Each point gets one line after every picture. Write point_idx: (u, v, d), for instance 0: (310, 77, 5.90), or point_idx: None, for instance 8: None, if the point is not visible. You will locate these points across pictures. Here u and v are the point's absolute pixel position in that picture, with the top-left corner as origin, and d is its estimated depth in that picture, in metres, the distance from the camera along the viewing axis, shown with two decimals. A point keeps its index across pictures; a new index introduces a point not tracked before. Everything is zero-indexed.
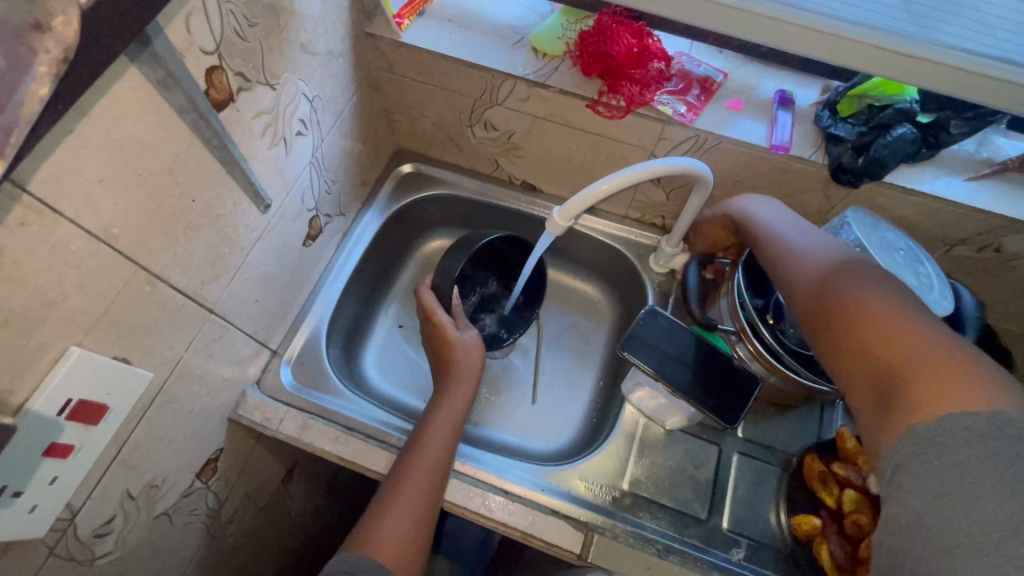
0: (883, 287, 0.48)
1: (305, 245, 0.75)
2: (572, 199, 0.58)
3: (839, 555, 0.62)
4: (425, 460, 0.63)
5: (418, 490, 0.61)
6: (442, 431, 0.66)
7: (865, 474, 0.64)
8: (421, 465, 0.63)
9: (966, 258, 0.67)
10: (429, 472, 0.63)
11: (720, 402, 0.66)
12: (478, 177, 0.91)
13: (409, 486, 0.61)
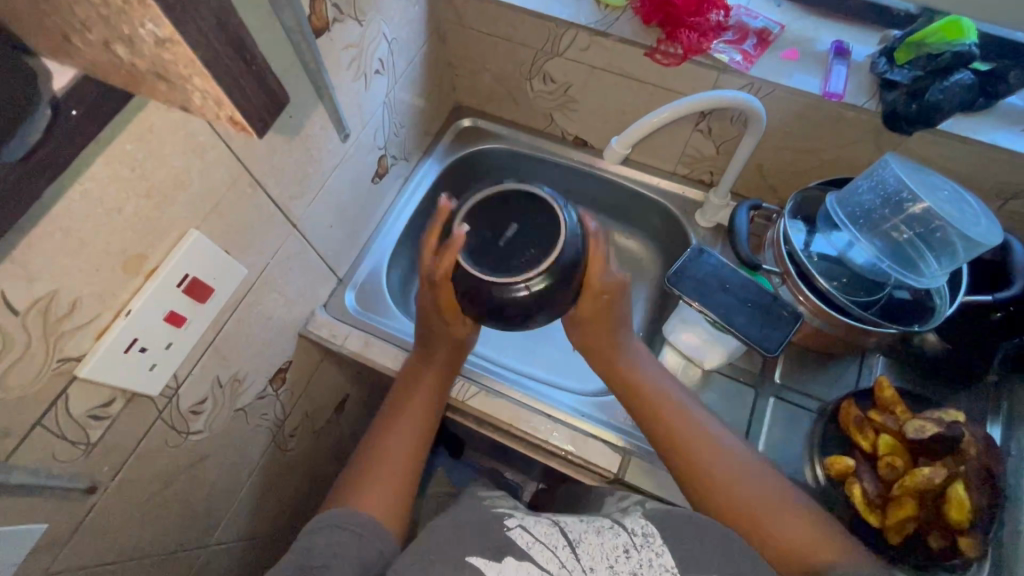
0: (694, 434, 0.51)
1: (373, 181, 0.81)
2: (630, 130, 0.65)
3: (872, 492, 0.65)
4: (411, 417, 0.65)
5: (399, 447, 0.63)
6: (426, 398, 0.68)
7: (901, 421, 0.68)
8: (407, 422, 0.65)
9: (1020, 213, 0.67)
10: (406, 443, 0.63)
11: (763, 333, 0.66)
12: (532, 132, 0.96)
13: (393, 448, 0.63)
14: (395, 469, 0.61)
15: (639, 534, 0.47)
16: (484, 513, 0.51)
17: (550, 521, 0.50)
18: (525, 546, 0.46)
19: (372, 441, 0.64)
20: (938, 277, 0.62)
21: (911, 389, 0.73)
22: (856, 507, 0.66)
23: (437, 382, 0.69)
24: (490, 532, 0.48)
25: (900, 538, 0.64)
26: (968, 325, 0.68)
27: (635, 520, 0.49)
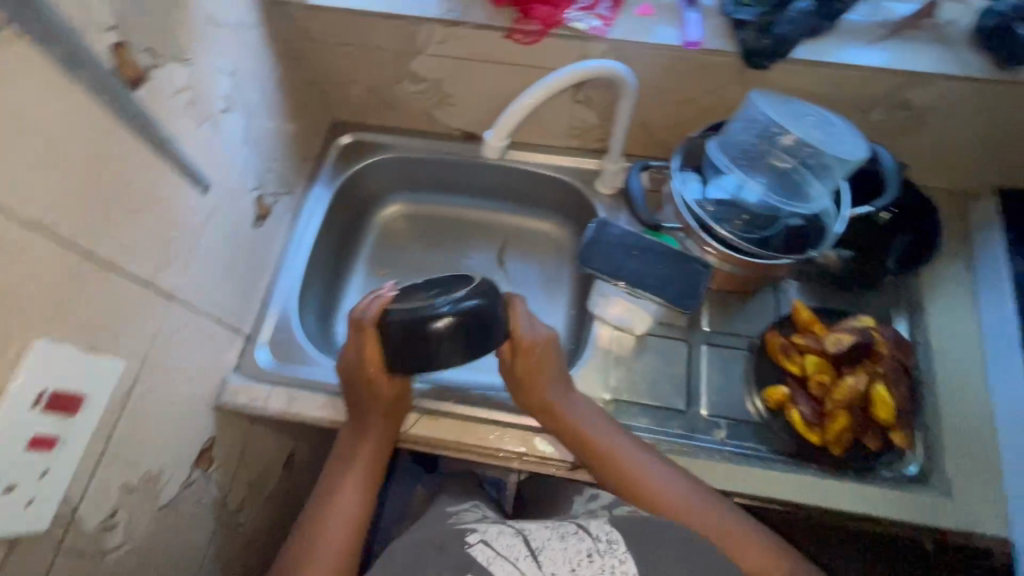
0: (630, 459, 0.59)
1: (255, 225, 0.75)
2: (503, 117, 0.62)
3: (809, 413, 0.69)
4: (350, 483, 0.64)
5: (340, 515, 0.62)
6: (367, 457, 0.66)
7: (822, 339, 0.72)
8: (345, 488, 0.64)
9: (882, 121, 0.72)
10: (343, 520, 0.62)
11: (679, 292, 0.67)
12: (418, 135, 0.92)
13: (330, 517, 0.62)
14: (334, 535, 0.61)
15: (601, 540, 0.50)
16: (446, 531, 0.52)
17: (513, 531, 0.51)
18: (485, 562, 0.48)
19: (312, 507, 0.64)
20: (820, 198, 0.66)
21: (825, 305, 0.77)
22: (798, 430, 0.69)
23: (376, 451, 0.66)
24: (450, 549, 0.49)
25: (843, 447, 0.68)
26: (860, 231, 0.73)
27: (596, 527, 0.51)
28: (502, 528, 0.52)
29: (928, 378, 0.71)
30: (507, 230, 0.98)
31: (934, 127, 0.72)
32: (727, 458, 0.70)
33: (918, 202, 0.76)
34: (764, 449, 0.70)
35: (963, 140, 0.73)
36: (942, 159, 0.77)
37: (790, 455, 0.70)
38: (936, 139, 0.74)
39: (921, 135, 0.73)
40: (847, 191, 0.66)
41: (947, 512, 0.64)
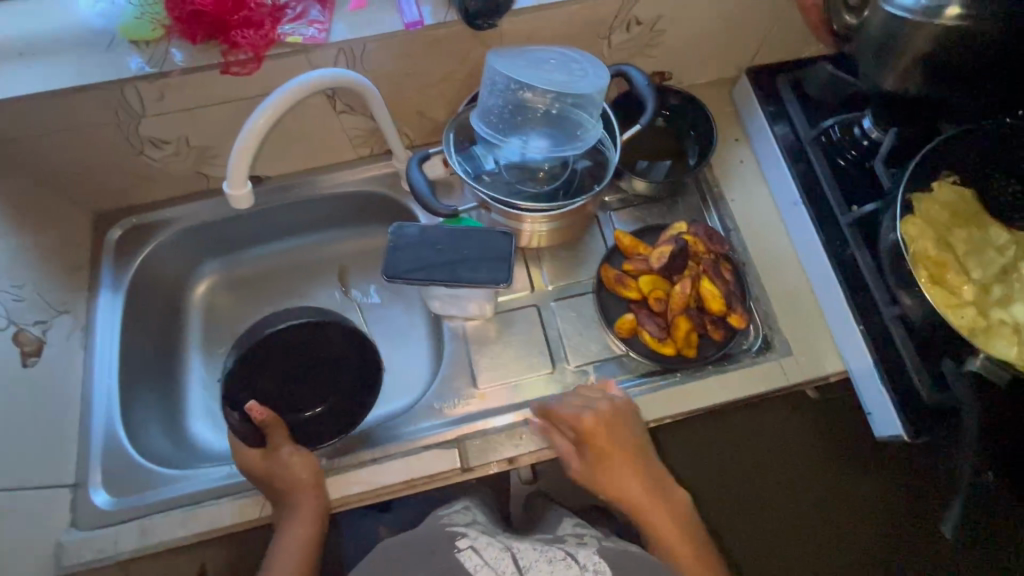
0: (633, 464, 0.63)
1: (25, 364, 0.67)
2: (235, 154, 0.56)
3: (656, 329, 0.72)
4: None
5: None
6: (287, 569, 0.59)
7: (647, 258, 0.75)
8: None
9: (624, 42, 0.75)
10: None
11: (491, 270, 0.63)
12: (200, 197, 0.84)
13: None
14: None
15: (589, 571, 0.42)
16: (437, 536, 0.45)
17: (503, 547, 0.44)
18: (473, 571, 0.41)
19: None
20: (592, 132, 0.67)
21: (643, 225, 0.81)
22: (652, 348, 0.73)
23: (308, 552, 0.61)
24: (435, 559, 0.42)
25: (694, 349, 0.72)
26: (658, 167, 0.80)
27: (587, 554, 0.44)
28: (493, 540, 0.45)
29: (743, 258, 0.78)
30: (342, 258, 0.93)
31: (671, 33, 0.76)
32: None
33: (681, 103, 0.81)
34: (631, 377, 0.73)
35: (700, 36, 0.78)
36: (693, 59, 0.82)
37: (655, 373, 0.73)
38: (678, 42, 0.78)
39: (664, 43, 0.77)
40: (610, 115, 0.69)
41: (792, 367, 0.71)
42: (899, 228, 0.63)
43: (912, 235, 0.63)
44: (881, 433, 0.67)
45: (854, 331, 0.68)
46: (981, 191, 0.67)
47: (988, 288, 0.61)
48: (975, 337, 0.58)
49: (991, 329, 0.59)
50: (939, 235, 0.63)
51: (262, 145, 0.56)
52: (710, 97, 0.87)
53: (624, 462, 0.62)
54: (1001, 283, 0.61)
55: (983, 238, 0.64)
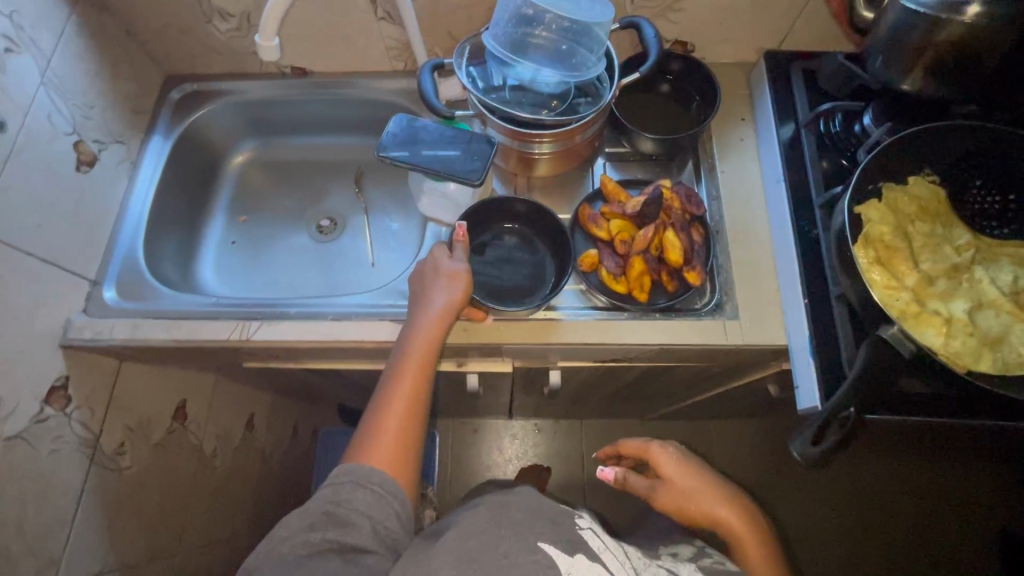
0: (699, 474, 0.76)
1: (79, 171, 0.78)
2: (265, 19, 0.68)
3: (614, 268, 0.77)
4: (407, 380, 0.65)
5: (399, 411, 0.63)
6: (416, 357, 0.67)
7: (625, 204, 0.80)
8: (405, 381, 0.65)
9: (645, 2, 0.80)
10: (402, 398, 0.64)
11: (467, 170, 0.73)
12: (254, 79, 0.96)
13: (391, 410, 0.63)
14: (398, 417, 0.63)
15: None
16: (556, 508, 0.58)
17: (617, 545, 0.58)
18: (596, 549, 0.54)
19: (379, 397, 0.65)
20: (593, 67, 0.73)
21: (631, 179, 0.86)
22: (607, 285, 0.77)
23: (427, 350, 0.67)
24: (565, 526, 0.55)
25: (646, 293, 0.76)
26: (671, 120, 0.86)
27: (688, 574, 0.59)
28: (609, 536, 0.58)
29: (717, 227, 0.81)
30: (364, 164, 1.03)
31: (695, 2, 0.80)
32: (548, 316, 0.77)
33: (684, 69, 0.86)
34: (583, 307, 0.78)
35: (724, 12, 0.82)
36: (713, 35, 0.86)
37: (605, 308, 0.78)
38: (701, 14, 0.82)
39: (686, 11, 0.82)
40: (613, 58, 0.76)
41: (734, 329, 0.74)
42: (857, 207, 0.65)
43: (870, 217, 0.65)
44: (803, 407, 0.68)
45: (800, 304, 0.70)
46: (954, 196, 0.68)
47: (931, 278, 0.63)
48: (901, 318, 0.60)
49: (922, 315, 0.60)
50: (897, 223, 0.65)
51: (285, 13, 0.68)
52: (728, 78, 0.90)
53: (696, 474, 0.76)
54: (946, 277, 0.63)
55: (943, 234, 0.65)
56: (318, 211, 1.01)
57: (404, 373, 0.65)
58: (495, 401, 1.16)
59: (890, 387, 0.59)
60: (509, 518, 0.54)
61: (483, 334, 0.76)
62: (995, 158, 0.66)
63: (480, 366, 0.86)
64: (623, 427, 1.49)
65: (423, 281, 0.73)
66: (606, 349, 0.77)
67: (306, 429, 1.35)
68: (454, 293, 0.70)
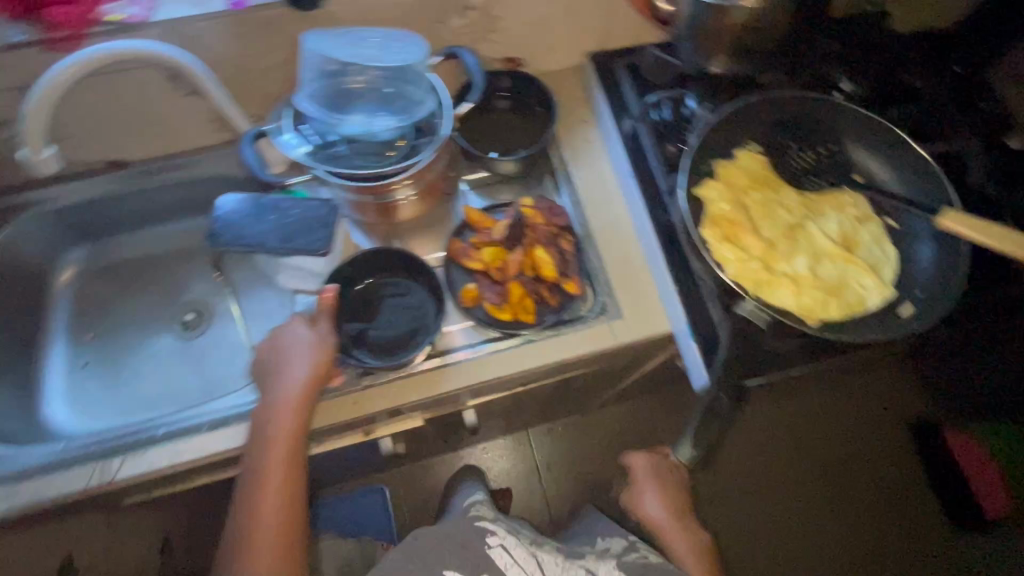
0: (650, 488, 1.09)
1: None
2: (29, 115, 0.62)
3: (495, 298, 0.76)
4: (274, 473, 0.64)
5: (274, 503, 0.64)
6: (280, 445, 0.65)
7: (490, 231, 0.80)
8: (273, 474, 0.64)
9: (463, 27, 0.78)
10: (274, 489, 0.64)
11: (308, 238, 0.69)
12: (64, 182, 0.86)
13: (265, 503, 0.64)
14: (273, 507, 0.64)
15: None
16: (468, 531, 0.72)
17: (528, 549, 0.72)
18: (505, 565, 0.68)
19: (248, 492, 0.65)
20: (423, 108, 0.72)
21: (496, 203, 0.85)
22: (493, 316, 0.76)
23: (291, 438, 0.65)
24: (473, 546, 0.69)
25: (531, 314, 0.76)
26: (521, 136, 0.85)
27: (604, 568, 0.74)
28: (516, 541, 0.73)
29: (585, 233, 0.82)
30: None
31: (510, 20, 0.80)
32: (440, 363, 0.74)
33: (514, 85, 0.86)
34: (475, 343, 0.76)
35: (542, 25, 0.83)
36: (540, 46, 0.86)
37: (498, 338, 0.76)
38: (521, 30, 0.82)
39: (505, 30, 0.82)
40: (437, 89, 0.74)
41: (621, 330, 0.76)
42: (697, 191, 0.69)
43: (709, 197, 0.68)
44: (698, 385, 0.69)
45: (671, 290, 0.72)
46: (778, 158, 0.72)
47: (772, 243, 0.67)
48: (755, 288, 0.63)
49: (772, 280, 0.64)
50: (734, 197, 0.68)
51: (55, 105, 0.62)
52: (566, 82, 0.91)
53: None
54: (785, 238, 0.67)
55: (776, 197, 0.69)
56: (179, 306, 0.91)
57: (267, 462, 0.64)
58: (431, 449, 1.13)
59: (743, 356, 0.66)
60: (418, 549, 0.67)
61: (375, 402, 0.72)
62: (801, 119, 0.72)
63: (390, 429, 0.82)
64: None
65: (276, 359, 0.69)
66: (507, 379, 0.76)
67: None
68: (309, 369, 0.68)
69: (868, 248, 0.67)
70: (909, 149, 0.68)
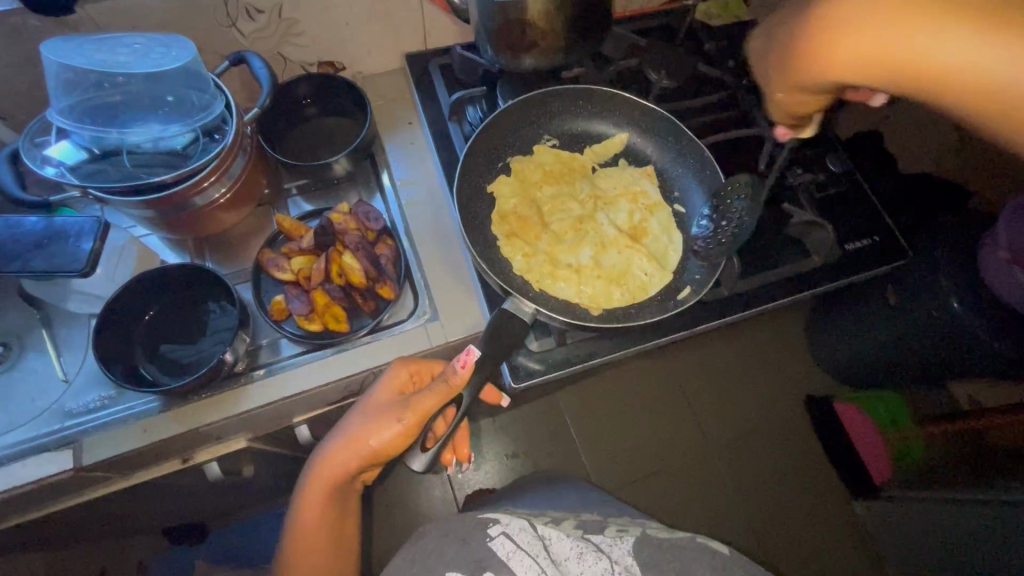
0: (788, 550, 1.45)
1: None
2: None
3: (303, 309, 0.73)
4: (321, 483, 0.62)
5: (308, 498, 0.63)
6: (312, 515, 0.63)
7: (303, 239, 0.77)
8: (320, 483, 0.62)
9: (256, 31, 0.76)
10: (310, 536, 0.63)
11: (62, 261, 0.66)
12: None
13: (323, 484, 0.62)
14: (314, 500, 0.63)
15: (621, 565, 0.60)
16: (470, 526, 0.64)
17: (535, 534, 0.64)
18: (505, 555, 0.59)
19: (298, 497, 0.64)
20: (209, 112, 0.68)
21: (316, 209, 0.83)
22: (304, 326, 0.73)
23: (373, 447, 0.60)
24: (475, 541, 0.61)
25: (344, 322, 0.74)
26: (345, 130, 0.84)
27: (619, 551, 0.62)
28: (523, 527, 0.65)
29: (404, 237, 0.82)
30: None
31: (309, 23, 0.78)
32: (244, 380, 0.71)
33: (314, 89, 0.84)
34: (297, 351, 0.75)
35: (347, 26, 0.81)
36: (352, 49, 0.85)
37: (312, 350, 0.75)
38: (325, 31, 0.81)
39: (308, 33, 0.80)
40: (226, 93, 0.71)
41: (437, 331, 0.75)
42: (490, 187, 0.78)
43: (501, 191, 0.77)
44: (511, 385, 0.68)
45: (476, 287, 0.76)
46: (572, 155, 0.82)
47: (564, 236, 0.77)
48: (543, 278, 0.72)
49: (556, 272, 0.73)
50: (526, 194, 0.78)
51: None
52: (389, 83, 0.91)
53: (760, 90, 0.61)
54: (575, 231, 0.77)
55: (569, 190, 0.80)
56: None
57: (336, 450, 0.62)
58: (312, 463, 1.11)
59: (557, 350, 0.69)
60: (420, 556, 0.61)
61: (165, 431, 0.68)
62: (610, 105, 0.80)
63: (212, 452, 0.78)
64: (476, 427, 1.51)
65: (388, 392, 0.62)
66: (325, 390, 0.74)
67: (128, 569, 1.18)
68: (381, 444, 0.60)
69: (650, 234, 0.77)
70: (687, 139, 0.79)
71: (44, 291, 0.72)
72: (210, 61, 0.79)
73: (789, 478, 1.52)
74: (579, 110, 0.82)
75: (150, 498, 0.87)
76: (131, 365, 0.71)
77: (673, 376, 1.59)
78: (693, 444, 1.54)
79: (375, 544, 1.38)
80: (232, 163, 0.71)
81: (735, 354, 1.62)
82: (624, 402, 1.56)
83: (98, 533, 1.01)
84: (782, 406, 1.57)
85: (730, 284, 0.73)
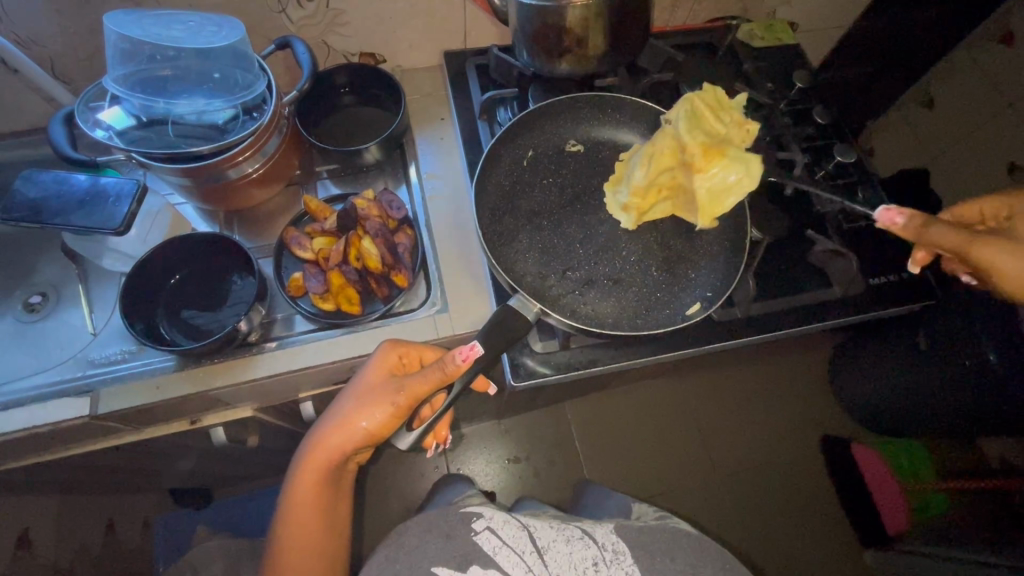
0: None
1: None
2: None
3: (318, 287, 0.75)
4: (314, 462, 0.64)
5: (298, 476, 0.64)
6: (306, 493, 0.64)
7: (325, 221, 0.79)
8: (311, 463, 0.64)
9: (304, 17, 0.80)
10: (305, 515, 0.65)
11: (99, 220, 0.70)
12: None
13: (313, 463, 0.64)
14: (306, 479, 0.64)
15: (608, 549, 0.61)
16: (453, 520, 0.63)
17: (518, 525, 0.64)
18: (492, 552, 0.59)
19: (293, 477, 0.65)
20: (251, 90, 0.70)
21: (341, 194, 0.86)
22: (319, 304, 0.75)
23: (364, 429, 0.62)
24: (460, 536, 0.61)
25: (357, 305, 0.76)
26: (379, 121, 0.87)
27: (602, 532, 0.64)
28: (506, 519, 0.64)
29: (423, 227, 0.83)
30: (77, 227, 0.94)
31: (354, 15, 0.81)
32: (258, 350, 0.74)
33: (354, 77, 0.86)
34: (311, 328, 0.77)
35: (391, 20, 0.84)
36: (393, 43, 0.88)
37: (325, 328, 0.77)
38: (368, 23, 0.83)
39: (352, 23, 0.83)
40: (268, 74, 0.73)
41: (446, 322, 0.76)
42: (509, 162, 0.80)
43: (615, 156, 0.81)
44: (513, 382, 0.68)
45: (488, 283, 0.77)
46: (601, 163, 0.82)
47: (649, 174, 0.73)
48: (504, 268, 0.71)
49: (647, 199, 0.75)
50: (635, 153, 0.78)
51: None
52: (425, 77, 0.93)
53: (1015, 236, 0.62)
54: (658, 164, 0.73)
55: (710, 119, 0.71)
56: (27, 288, 0.81)
57: (330, 430, 0.63)
58: None
59: (571, 355, 0.69)
60: (403, 550, 0.60)
61: (177, 390, 0.70)
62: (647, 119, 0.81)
63: (219, 418, 0.81)
64: (481, 427, 1.51)
65: (380, 379, 0.62)
66: (329, 369, 0.76)
67: (132, 525, 1.22)
68: (371, 426, 0.62)
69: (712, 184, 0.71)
70: None
71: (83, 247, 0.77)
72: (257, 43, 0.83)
73: (799, 518, 1.45)
74: (609, 117, 0.83)
75: (158, 456, 0.90)
76: (153, 324, 0.74)
77: (685, 399, 1.57)
78: (701, 472, 1.49)
79: (370, 531, 1.38)
80: (269, 139, 0.74)
81: (750, 383, 1.58)
82: (631, 421, 1.54)
83: (110, 484, 1.05)
84: (795, 442, 1.52)
85: (744, 305, 0.72)
